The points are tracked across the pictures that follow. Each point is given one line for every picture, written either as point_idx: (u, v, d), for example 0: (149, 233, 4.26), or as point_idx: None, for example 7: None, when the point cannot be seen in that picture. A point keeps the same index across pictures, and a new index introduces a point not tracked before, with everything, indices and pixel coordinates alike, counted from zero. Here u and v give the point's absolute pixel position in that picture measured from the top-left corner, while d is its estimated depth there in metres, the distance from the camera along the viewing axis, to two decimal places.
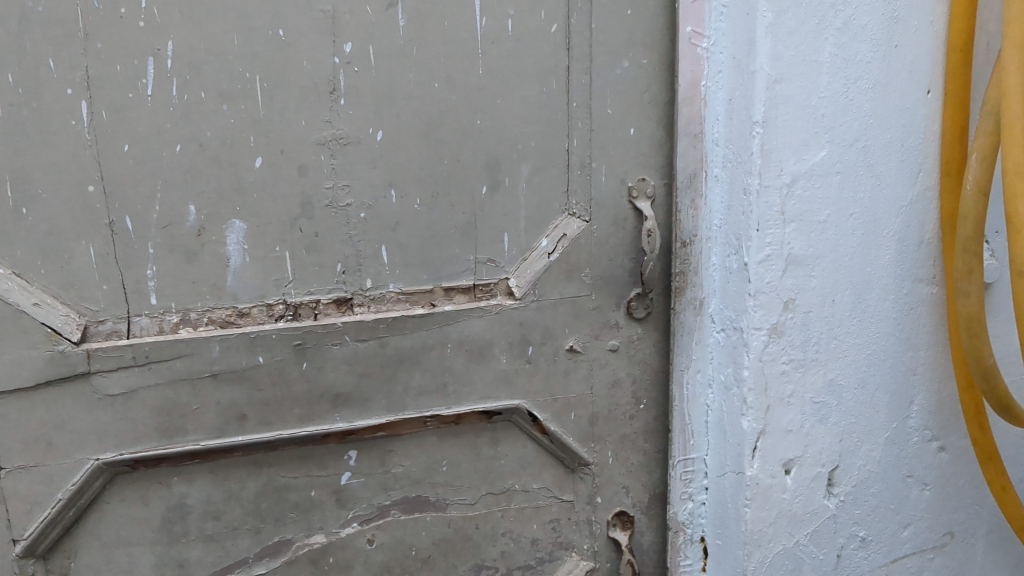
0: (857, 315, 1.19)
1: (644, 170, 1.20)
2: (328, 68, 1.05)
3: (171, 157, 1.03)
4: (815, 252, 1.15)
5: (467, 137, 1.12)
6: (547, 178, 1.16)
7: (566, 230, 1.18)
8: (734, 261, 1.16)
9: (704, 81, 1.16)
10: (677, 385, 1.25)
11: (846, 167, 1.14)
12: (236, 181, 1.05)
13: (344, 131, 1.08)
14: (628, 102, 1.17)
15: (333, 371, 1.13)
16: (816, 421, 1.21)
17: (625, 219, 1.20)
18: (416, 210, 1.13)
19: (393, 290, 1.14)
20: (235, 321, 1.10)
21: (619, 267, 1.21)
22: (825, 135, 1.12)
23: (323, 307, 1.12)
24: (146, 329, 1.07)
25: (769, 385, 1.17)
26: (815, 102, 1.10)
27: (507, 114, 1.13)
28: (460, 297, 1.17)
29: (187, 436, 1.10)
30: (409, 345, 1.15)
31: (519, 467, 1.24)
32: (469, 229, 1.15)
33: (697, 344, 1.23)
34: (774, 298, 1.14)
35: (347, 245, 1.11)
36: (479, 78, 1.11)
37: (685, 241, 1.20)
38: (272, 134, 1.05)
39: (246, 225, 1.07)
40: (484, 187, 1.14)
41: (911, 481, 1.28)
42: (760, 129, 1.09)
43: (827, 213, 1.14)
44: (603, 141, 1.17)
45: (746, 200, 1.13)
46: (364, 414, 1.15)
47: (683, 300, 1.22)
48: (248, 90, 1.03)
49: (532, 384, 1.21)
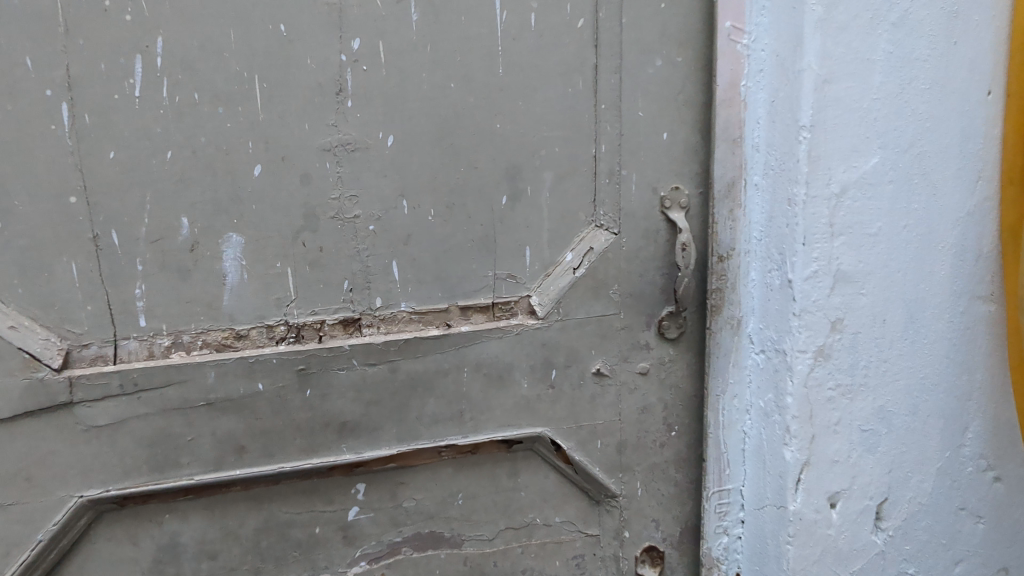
0: (909, 335, 1.09)
1: (677, 178, 1.10)
2: (334, 67, 0.96)
3: (162, 165, 0.93)
4: (865, 268, 1.06)
5: (486, 142, 1.03)
6: (572, 186, 1.06)
7: (593, 244, 1.08)
8: (776, 278, 1.07)
9: (744, 81, 1.06)
10: (712, 411, 1.14)
11: (899, 175, 1.04)
12: (233, 191, 0.96)
13: (352, 135, 0.98)
14: (662, 103, 1.07)
15: (339, 399, 1.04)
16: (864, 451, 1.11)
17: (657, 231, 1.10)
18: (429, 222, 1.03)
19: (405, 310, 1.05)
20: (232, 344, 1.00)
21: (650, 283, 1.11)
22: (877, 140, 1.03)
23: (328, 328, 1.03)
24: (134, 353, 0.97)
25: (814, 412, 1.08)
26: (867, 104, 1.01)
27: (529, 117, 1.03)
28: (477, 316, 1.07)
29: (180, 470, 1.00)
30: (422, 369, 1.05)
31: (540, 500, 1.14)
32: (488, 242, 1.05)
33: (734, 366, 1.13)
34: (820, 318, 1.05)
35: (354, 260, 1.02)
36: (499, 78, 1.01)
37: (721, 255, 1.10)
38: (273, 139, 0.96)
39: (244, 239, 0.98)
40: (505, 197, 1.05)
41: (964, 514, 1.17)
42: (807, 134, 1.00)
43: (879, 225, 1.05)
44: (634, 146, 1.07)
45: (790, 211, 1.04)
46: (373, 444, 1.06)
47: (719, 319, 1.12)
48: (246, 91, 0.94)
49: (555, 410, 1.11)
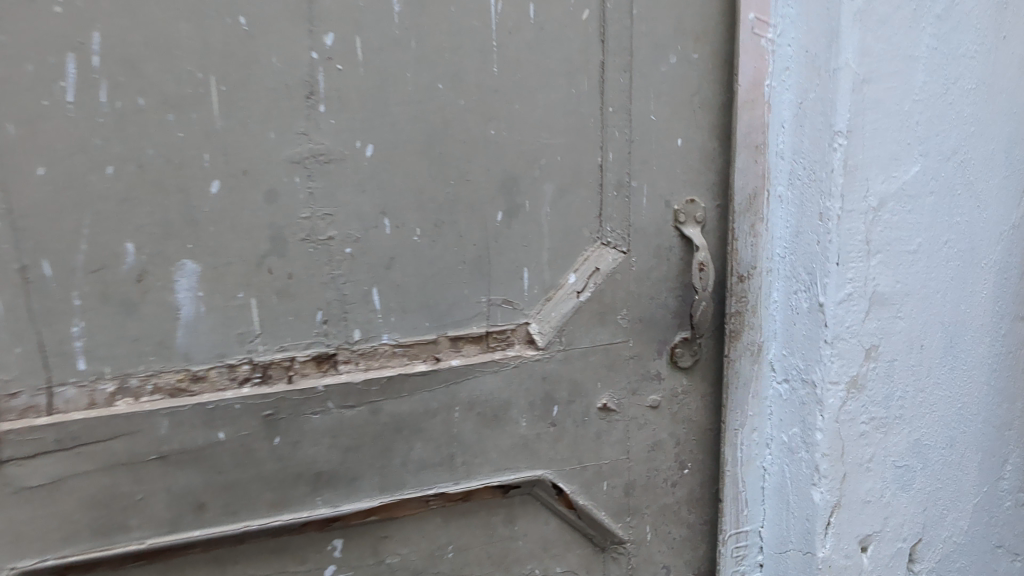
0: (947, 361, 0.99)
1: (693, 189, 0.98)
2: (304, 66, 0.82)
3: (101, 182, 0.78)
4: (902, 289, 0.95)
5: (479, 152, 0.90)
6: (575, 200, 0.94)
7: (599, 264, 0.96)
8: (804, 300, 0.96)
9: (768, 81, 0.95)
10: (730, 446, 1.02)
11: (941, 185, 0.93)
12: (187, 212, 0.82)
13: (326, 145, 0.85)
14: (676, 105, 0.95)
15: (312, 447, 0.90)
16: (898, 489, 1.00)
17: (670, 248, 0.98)
18: (415, 243, 0.90)
19: (387, 343, 0.92)
20: (188, 387, 0.86)
21: (661, 307, 0.99)
22: (918, 147, 0.91)
23: (299, 367, 0.90)
24: (72, 402, 0.82)
25: (845, 449, 0.97)
26: (908, 106, 0.90)
27: (528, 122, 0.90)
28: (468, 348, 0.95)
29: (128, 534, 0.86)
30: (407, 410, 0.92)
31: (539, 549, 1.01)
32: (481, 264, 0.93)
33: (754, 397, 1.02)
34: (854, 345, 0.94)
35: (329, 289, 0.88)
36: (494, 78, 0.88)
37: (743, 274, 0.98)
38: (232, 151, 0.82)
39: (200, 266, 0.84)
40: (500, 213, 0.92)
41: (1000, 552, 1.09)
42: (843, 140, 0.88)
43: (919, 242, 0.94)
44: (645, 154, 0.95)
45: (822, 226, 0.92)
46: (352, 496, 0.93)
47: (739, 346, 1.00)
48: (201, 95, 0.80)
49: (556, 450, 0.99)
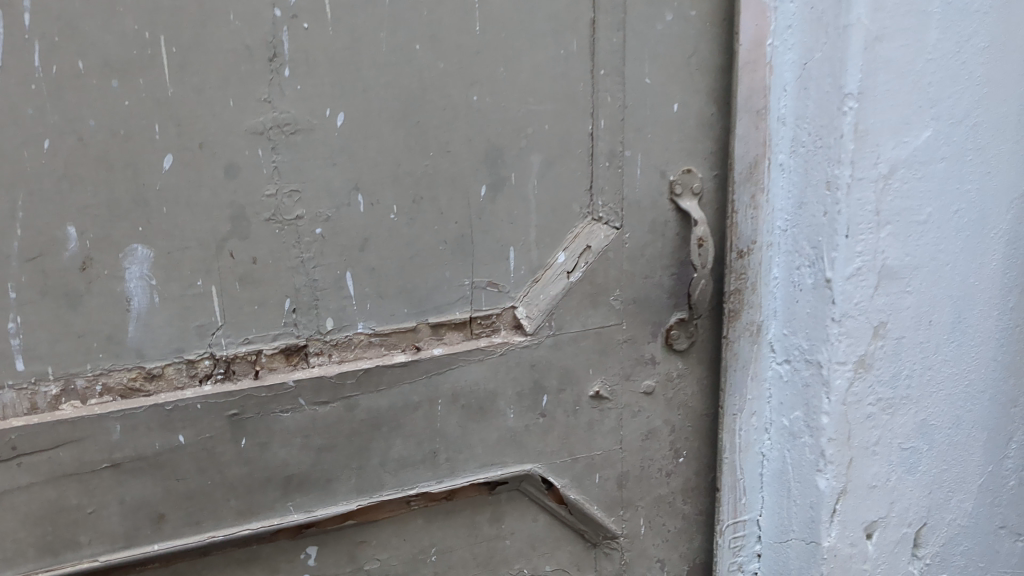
0: (955, 338, 0.94)
1: (689, 159, 0.91)
2: (265, 24, 0.73)
3: (37, 158, 0.69)
4: (912, 262, 0.89)
5: (460, 120, 0.82)
6: (564, 172, 0.87)
7: (590, 241, 0.89)
8: (809, 276, 0.90)
9: (769, 40, 0.87)
10: (728, 433, 0.96)
11: (952, 150, 0.87)
12: (136, 191, 0.73)
13: (292, 113, 0.76)
14: (671, 68, 0.87)
15: (283, 448, 0.82)
16: (904, 472, 0.95)
17: (665, 223, 0.91)
18: (391, 222, 0.82)
19: (362, 332, 0.83)
20: (142, 387, 0.77)
21: (656, 286, 0.92)
22: (930, 110, 0.85)
23: (266, 360, 0.81)
24: (11, 407, 0.73)
25: (852, 433, 0.91)
26: (920, 66, 0.83)
27: (513, 87, 0.83)
28: (451, 335, 0.87)
29: (79, 551, 0.77)
30: (386, 405, 0.84)
31: (528, 548, 0.94)
32: (464, 244, 0.85)
33: (753, 380, 0.96)
34: (863, 323, 0.88)
35: (298, 274, 0.80)
36: (476, 38, 0.80)
37: (743, 250, 0.91)
38: (187, 122, 0.73)
39: (153, 251, 0.74)
40: (483, 187, 0.84)
41: (1003, 533, 1.04)
42: (853, 103, 0.81)
43: (929, 211, 0.88)
44: (639, 121, 0.87)
45: (829, 197, 0.85)
46: (327, 499, 0.84)
47: (738, 326, 0.93)
48: (150, 58, 0.70)
49: (546, 442, 0.91)
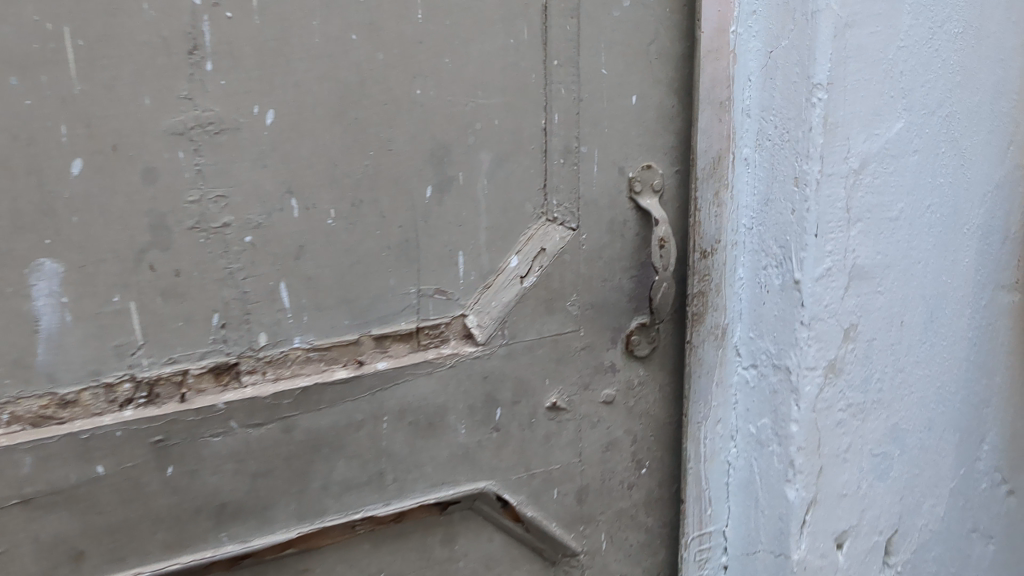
0: (927, 338, 0.90)
1: (649, 154, 0.85)
2: (183, 13, 0.66)
3: None
4: (883, 261, 0.84)
5: (403, 116, 0.75)
6: (516, 170, 0.81)
7: (545, 243, 0.83)
8: (776, 277, 0.85)
9: (733, 27, 0.82)
10: (693, 442, 0.91)
11: (925, 143, 0.83)
12: (42, 199, 0.65)
13: (216, 111, 0.69)
14: (629, 57, 0.82)
15: (214, 474, 0.75)
16: (875, 479, 0.91)
17: (624, 223, 0.86)
18: (329, 228, 0.75)
19: (300, 347, 0.77)
20: (56, 414, 0.69)
21: (615, 289, 0.87)
22: (903, 100, 0.81)
23: (193, 381, 0.74)
24: None
25: (822, 441, 0.86)
26: (893, 53, 0.79)
27: (460, 79, 0.76)
28: (396, 348, 0.81)
29: None
30: (327, 425, 0.78)
31: (484, 570, 0.88)
32: (409, 249, 0.78)
33: (718, 386, 0.91)
34: (832, 326, 0.83)
35: (227, 286, 0.73)
36: (418, 27, 0.74)
37: (706, 250, 0.86)
38: (97, 121, 0.66)
39: (62, 265, 0.67)
40: (429, 188, 0.78)
41: (975, 537, 1.02)
42: (823, 94, 0.76)
43: (901, 207, 0.83)
44: (595, 115, 0.82)
45: (797, 193, 0.80)
46: (264, 527, 0.78)
47: (702, 330, 0.88)
48: (53, 51, 0.63)
49: (500, 458, 0.86)
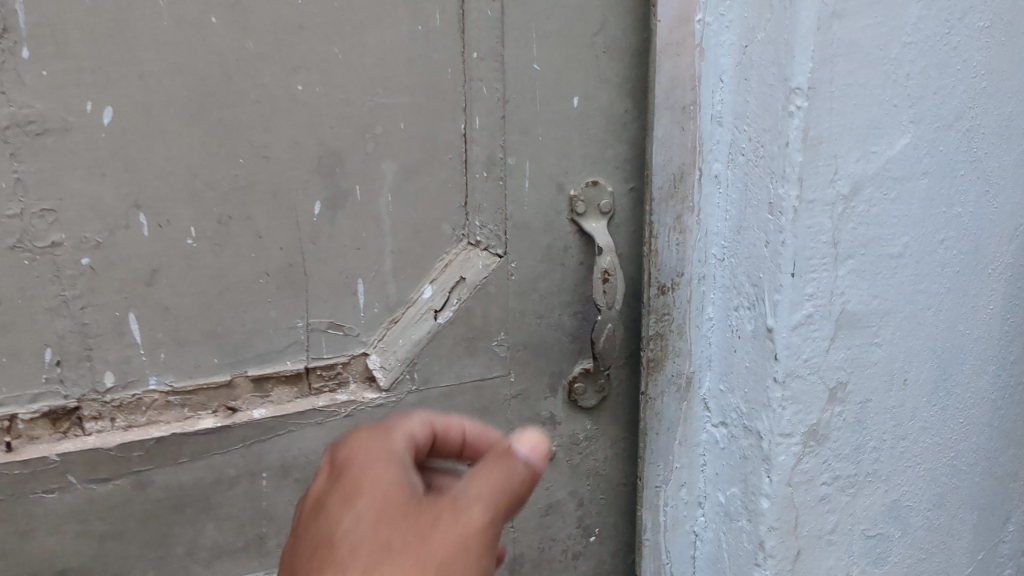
0: (936, 399, 0.74)
1: (596, 167, 0.71)
2: None
3: None
4: (881, 306, 0.68)
5: (281, 117, 0.62)
6: (427, 184, 0.67)
7: (465, 272, 0.69)
8: (748, 321, 0.69)
9: (700, 14, 0.66)
10: (649, 510, 0.77)
11: (938, 163, 0.67)
12: None
13: (37, 108, 0.56)
14: (570, 50, 0.67)
15: (51, 537, 0.63)
16: (869, 564, 0.76)
17: (565, 250, 0.72)
18: (189, 249, 0.62)
19: (157, 390, 0.65)
20: None
21: (553, 328, 0.73)
22: (910, 110, 0.65)
23: (23, 427, 0.62)
24: None
25: (799, 520, 0.71)
26: (897, 52, 0.63)
27: (355, 73, 0.63)
28: (280, 392, 0.68)
29: None
30: (192, 482, 0.66)
31: None
32: (294, 277, 0.65)
33: (682, 444, 0.76)
34: (814, 385, 0.68)
35: (62, 317, 0.61)
36: (297, 8, 0.60)
37: (665, 286, 0.71)
38: None
39: None
40: (318, 204, 0.64)
41: None
42: (801, 101, 0.61)
43: (906, 242, 0.68)
44: (526, 118, 0.68)
45: (772, 221, 0.65)
46: None
47: (660, 380, 0.74)
48: None
49: None
